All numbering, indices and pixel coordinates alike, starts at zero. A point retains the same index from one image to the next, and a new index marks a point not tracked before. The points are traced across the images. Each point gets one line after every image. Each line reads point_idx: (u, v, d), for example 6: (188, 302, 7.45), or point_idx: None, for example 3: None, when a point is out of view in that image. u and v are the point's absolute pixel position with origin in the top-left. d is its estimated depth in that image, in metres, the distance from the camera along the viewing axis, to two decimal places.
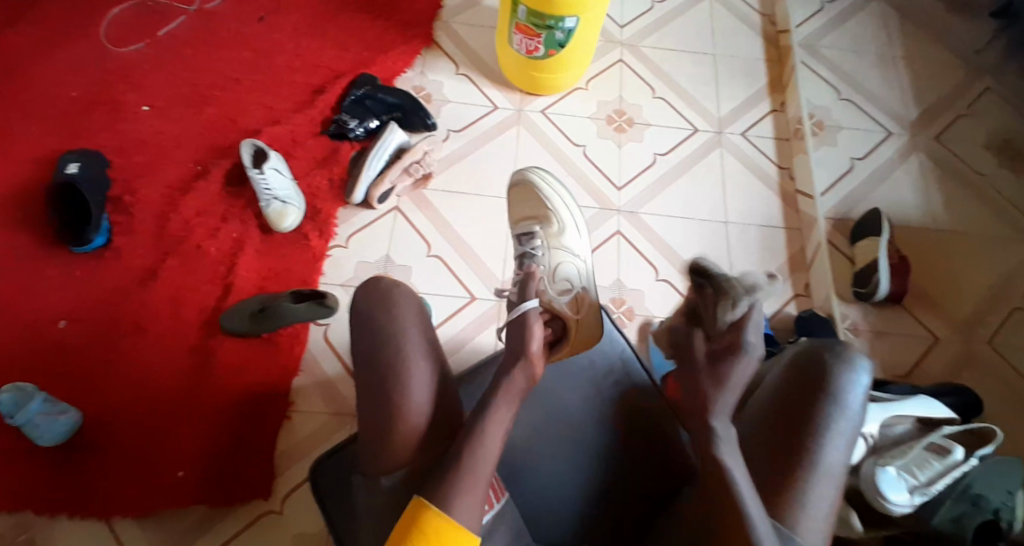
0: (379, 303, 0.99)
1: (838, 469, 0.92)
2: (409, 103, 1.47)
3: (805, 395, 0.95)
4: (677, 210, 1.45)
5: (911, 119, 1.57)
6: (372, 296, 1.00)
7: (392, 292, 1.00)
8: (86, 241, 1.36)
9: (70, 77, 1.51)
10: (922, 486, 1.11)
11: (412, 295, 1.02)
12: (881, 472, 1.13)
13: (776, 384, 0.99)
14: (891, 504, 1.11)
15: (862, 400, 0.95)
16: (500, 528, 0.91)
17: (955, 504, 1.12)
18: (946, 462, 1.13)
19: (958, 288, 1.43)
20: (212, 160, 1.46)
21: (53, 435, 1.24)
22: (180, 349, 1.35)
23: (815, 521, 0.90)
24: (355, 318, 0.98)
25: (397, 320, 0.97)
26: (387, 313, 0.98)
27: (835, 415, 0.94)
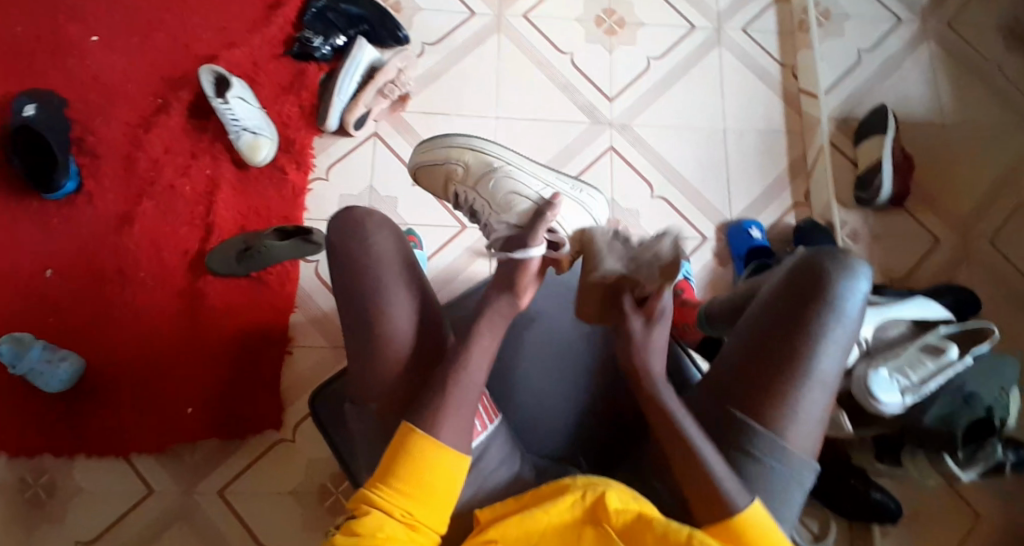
0: (350, 235, 0.91)
1: (831, 378, 0.87)
2: (376, 15, 1.36)
3: (802, 303, 0.88)
4: (672, 119, 1.37)
5: (921, 4, 1.45)
6: (340, 224, 0.92)
7: (366, 220, 0.92)
8: (55, 188, 1.30)
9: (7, 8, 1.38)
10: (913, 387, 1.14)
11: (386, 221, 0.94)
12: (873, 374, 1.15)
13: (771, 292, 0.92)
14: (882, 404, 1.14)
15: (859, 307, 0.89)
16: (492, 448, 0.87)
17: (945, 404, 1.15)
18: (940, 361, 1.14)
19: (961, 186, 1.37)
20: (171, 92, 1.36)
21: (58, 383, 1.25)
22: (171, 293, 1.33)
23: (805, 429, 0.87)
24: (331, 252, 0.91)
25: (370, 251, 0.90)
26: (362, 246, 0.90)
27: (831, 324, 0.87)
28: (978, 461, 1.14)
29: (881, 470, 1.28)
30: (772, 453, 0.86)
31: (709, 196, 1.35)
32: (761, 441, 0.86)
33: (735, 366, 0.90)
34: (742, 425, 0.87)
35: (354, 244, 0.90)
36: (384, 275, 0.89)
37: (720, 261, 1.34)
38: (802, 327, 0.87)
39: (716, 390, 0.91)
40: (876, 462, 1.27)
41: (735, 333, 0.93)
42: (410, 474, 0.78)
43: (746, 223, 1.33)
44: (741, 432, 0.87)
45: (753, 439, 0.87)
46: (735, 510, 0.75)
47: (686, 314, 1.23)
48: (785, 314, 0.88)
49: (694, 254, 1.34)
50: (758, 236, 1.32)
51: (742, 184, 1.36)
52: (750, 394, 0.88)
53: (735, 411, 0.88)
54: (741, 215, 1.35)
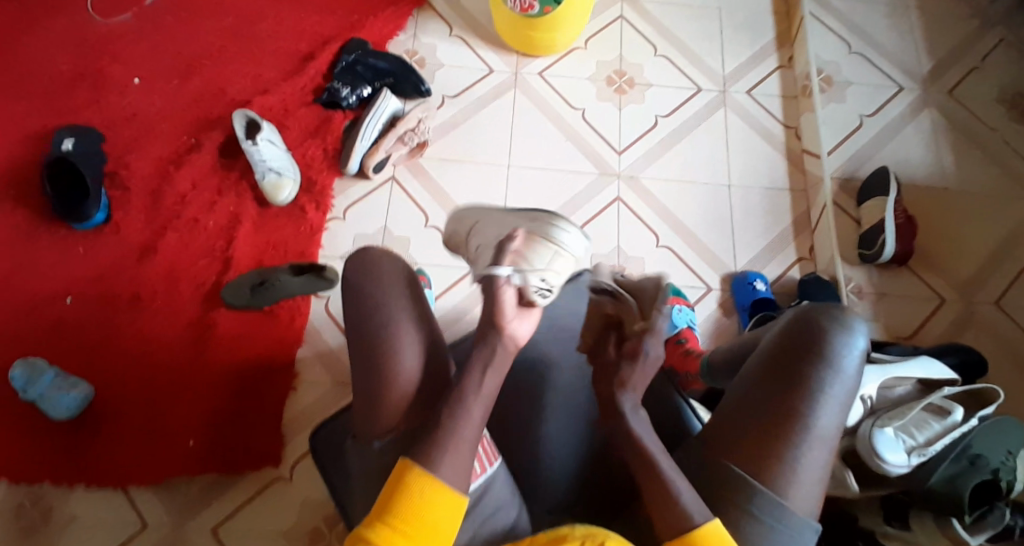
0: (365, 275, 0.94)
1: (830, 435, 0.86)
2: (400, 69, 1.43)
3: (800, 360, 0.89)
4: (678, 174, 1.42)
5: (923, 73, 1.50)
6: (355, 268, 0.95)
7: (378, 261, 0.95)
8: (85, 217, 1.36)
9: (59, 52, 1.49)
10: (919, 447, 1.07)
11: (402, 266, 0.97)
12: (878, 433, 1.09)
13: (767, 348, 0.93)
14: (888, 464, 1.07)
15: (857, 365, 0.89)
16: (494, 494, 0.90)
17: (952, 465, 1.08)
18: (945, 422, 1.10)
19: (964, 248, 1.39)
20: (204, 133, 1.45)
21: (64, 409, 1.27)
22: (185, 323, 1.36)
23: (804, 487, 0.86)
24: (344, 291, 0.94)
25: (386, 292, 0.93)
26: (373, 285, 0.93)
27: (829, 379, 0.88)
28: (986, 526, 1.06)
29: (891, 536, 1.17)
30: (771, 510, 0.84)
31: (714, 248, 1.39)
32: (760, 498, 0.85)
33: (731, 421, 0.89)
34: (740, 482, 0.86)
35: (368, 285, 0.93)
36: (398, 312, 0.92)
37: (725, 312, 1.35)
38: (800, 383, 0.87)
39: (713, 443, 0.90)
40: (885, 527, 1.17)
41: (733, 388, 0.93)
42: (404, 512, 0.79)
43: (750, 275, 1.35)
44: (740, 487, 0.86)
45: (752, 495, 0.85)
46: (690, 527, 0.78)
47: (689, 362, 1.20)
48: (782, 370, 0.89)
49: (700, 305, 1.35)
50: (761, 289, 1.34)
51: (746, 239, 1.39)
52: (748, 449, 0.87)
53: (734, 465, 0.87)
54: (746, 267, 1.38)
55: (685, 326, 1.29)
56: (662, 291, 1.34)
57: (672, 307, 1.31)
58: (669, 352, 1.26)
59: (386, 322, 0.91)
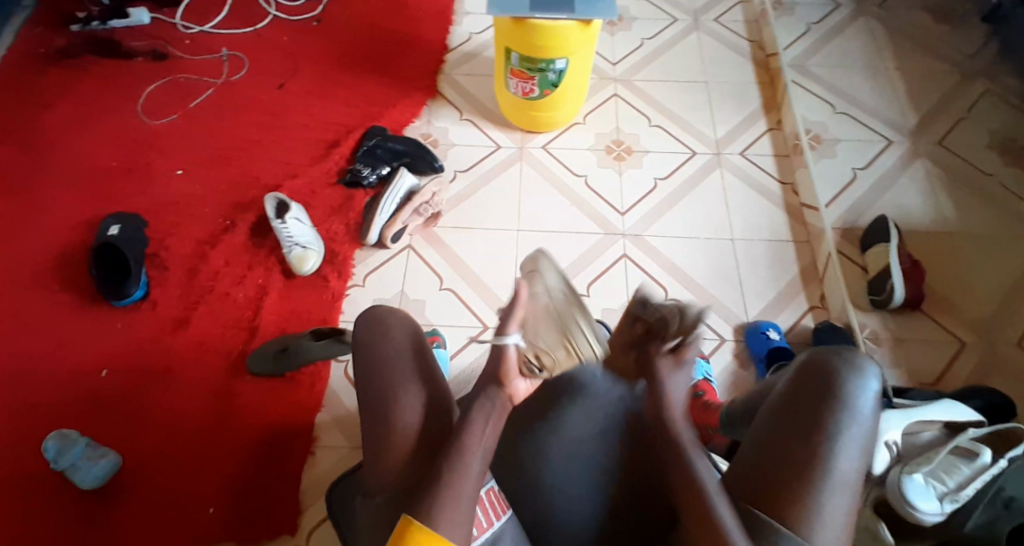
0: (373, 331, 0.98)
1: (851, 478, 0.82)
2: (415, 149, 1.57)
3: (811, 403, 0.87)
4: (680, 231, 1.48)
5: (910, 127, 1.58)
6: (366, 325, 0.99)
7: (386, 317, 0.99)
8: (125, 294, 1.45)
9: (111, 150, 1.65)
10: (951, 493, 1.02)
11: (410, 322, 1.00)
12: (907, 481, 1.05)
13: (780, 395, 0.90)
14: (920, 514, 1.03)
15: (873, 405, 0.86)
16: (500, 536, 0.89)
17: (987, 509, 1.01)
18: (974, 465, 1.04)
19: (975, 289, 1.40)
20: (238, 215, 1.56)
21: (92, 479, 1.29)
22: (211, 391, 1.40)
23: (831, 535, 0.81)
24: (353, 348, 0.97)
25: (389, 337, 0.96)
26: (379, 340, 0.96)
27: (844, 420, 0.85)
28: None
29: None
30: None
31: (723, 299, 1.42)
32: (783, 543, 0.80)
33: (746, 467, 0.87)
34: (756, 527, 0.82)
35: (382, 343, 0.96)
36: (410, 368, 0.94)
37: (740, 363, 1.36)
38: (815, 425, 0.85)
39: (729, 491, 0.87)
40: None
41: (747, 439, 0.90)
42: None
43: (760, 325, 1.37)
44: (761, 533, 0.82)
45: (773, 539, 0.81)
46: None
47: (710, 416, 1.18)
48: (796, 413, 0.86)
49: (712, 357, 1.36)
50: (775, 337, 1.35)
51: (754, 289, 1.43)
52: (764, 496, 0.84)
53: (751, 511, 0.83)
54: (757, 317, 1.40)
55: (703, 379, 1.28)
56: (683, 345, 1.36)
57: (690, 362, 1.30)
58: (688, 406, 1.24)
59: (391, 366, 0.94)
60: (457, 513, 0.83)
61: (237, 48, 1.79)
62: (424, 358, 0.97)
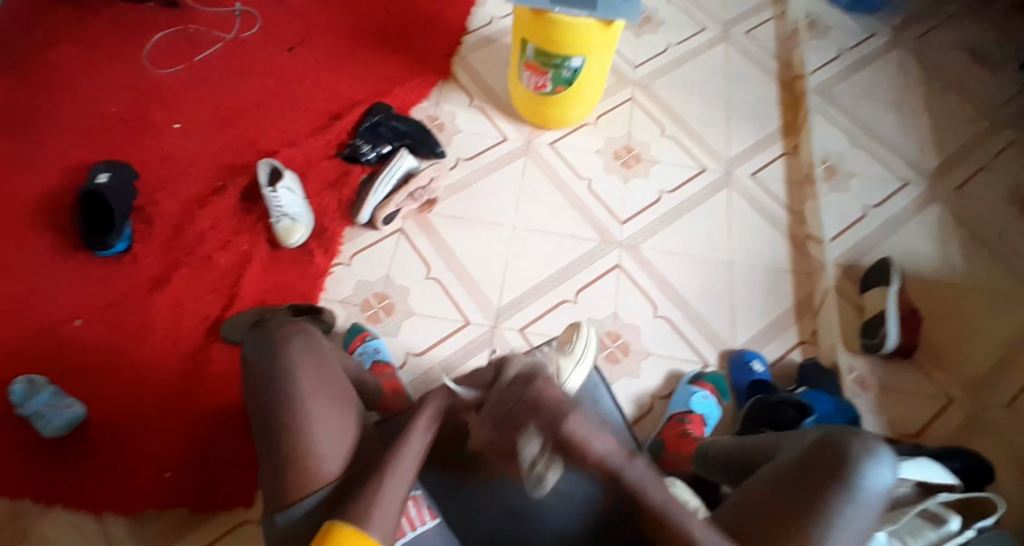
0: (270, 350, 0.99)
1: None
2: (420, 132, 1.52)
3: (817, 481, 0.86)
4: (678, 248, 1.44)
5: (929, 169, 1.52)
6: (261, 344, 1.00)
7: (281, 336, 1.00)
8: (106, 245, 1.42)
9: (111, 95, 1.61)
10: None
11: (304, 335, 1.02)
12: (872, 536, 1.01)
13: (786, 464, 0.90)
14: None
15: (880, 494, 0.86)
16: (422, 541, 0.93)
17: None
18: (939, 532, 1.03)
19: (972, 346, 1.35)
20: (231, 178, 1.52)
21: (57, 427, 1.28)
22: (182, 355, 1.38)
23: None
24: (249, 367, 0.99)
25: (287, 354, 0.98)
26: (279, 358, 0.98)
27: (846, 506, 0.84)
28: None
29: None
30: None
31: (713, 323, 1.38)
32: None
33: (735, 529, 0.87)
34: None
35: (277, 359, 0.98)
36: (306, 381, 0.96)
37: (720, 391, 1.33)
38: (815, 504, 0.85)
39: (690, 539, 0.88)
40: None
41: (742, 490, 0.92)
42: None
43: (747, 354, 1.33)
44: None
45: None
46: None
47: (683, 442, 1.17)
48: (800, 488, 0.86)
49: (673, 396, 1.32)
50: (759, 369, 1.32)
51: (746, 317, 1.39)
52: None
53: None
54: (744, 345, 1.36)
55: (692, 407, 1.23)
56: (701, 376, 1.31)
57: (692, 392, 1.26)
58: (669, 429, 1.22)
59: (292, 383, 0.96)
60: (384, 515, 0.88)
61: (251, 5, 1.74)
62: (322, 371, 0.99)
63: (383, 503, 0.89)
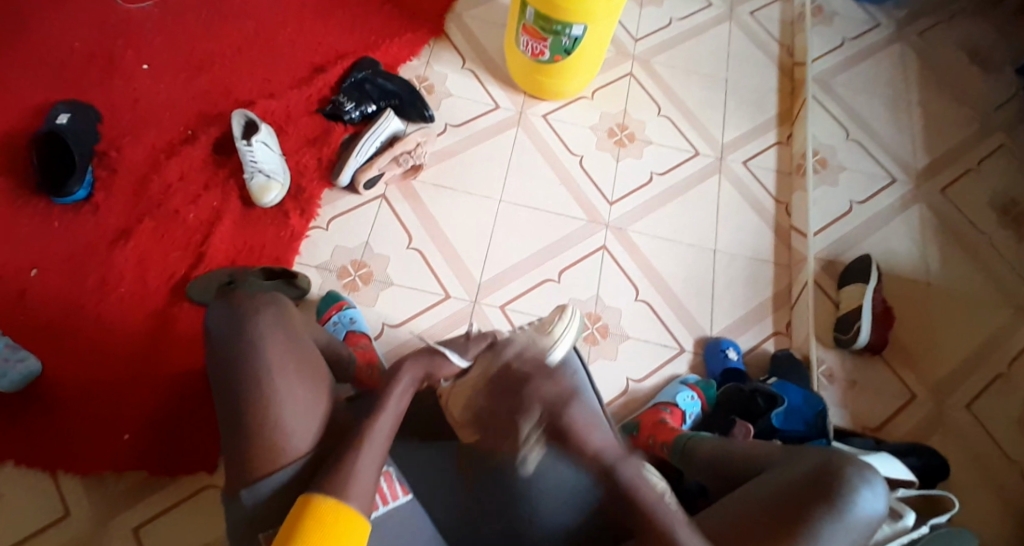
0: (238, 319, 0.92)
1: None
2: (407, 93, 1.45)
3: (811, 499, 0.88)
4: (665, 233, 1.42)
5: (917, 169, 1.53)
6: (224, 316, 0.93)
7: (246, 305, 0.93)
8: (67, 192, 1.34)
9: (75, 28, 1.49)
10: None
11: (272, 305, 0.95)
12: None
13: (782, 481, 0.92)
14: None
15: (870, 521, 0.88)
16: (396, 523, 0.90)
17: None
18: (896, 526, 1.03)
19: (940, 348, 1.38)
20: (203, 127, 1.44)
21: (11, 381, 1.21)
22: (145, 312, 1.32)
23: None
24: (212, 337, 0.93)
25: (255, 325, 0.92)
26: (244, 328, 0.91)
27: (837, 526, 0.86)
28: None
29: None
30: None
31: (694, 311, 1.37)
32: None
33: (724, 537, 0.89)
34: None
35: (242, 330, 0.91)
36: (274, 355, 0.90)
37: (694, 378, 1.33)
38: (806, 520, 0.86)
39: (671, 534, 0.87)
40: None
41: (734, 502, 0.93)
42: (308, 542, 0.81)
43: (722, 343, 1.33)
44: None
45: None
46: None
47: (660, 430, 1.17)
48: (793, 506, 0.88)
49: (646, 382, 1.31)
50: (734, 358, 1.32)
51: (725, 306, 1.39)
52: None
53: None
54: (720, 334, 1.36)
55: (673, 401, 1.24)
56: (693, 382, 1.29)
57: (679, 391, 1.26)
58: (650, 417, 1.22)
59: (256, 353, 0.90)
60: (363, 490, 0.85)
61: None
62: (295, 343, 0.94)
63: (360, 476, 0.86)
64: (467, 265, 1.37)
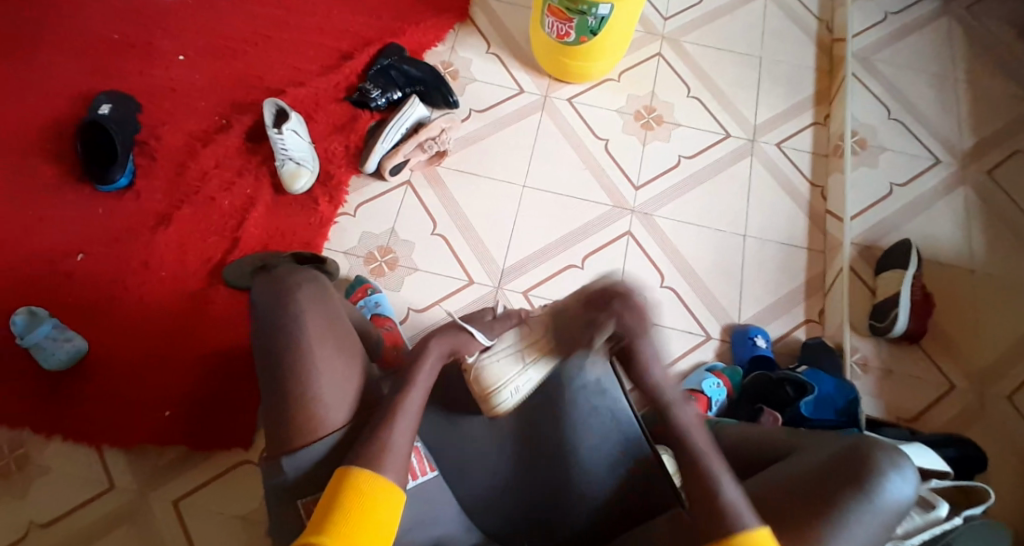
0: (282, 294, 0.98)
1: None
2: (431, 78, 1.45)
3: (838, 480, 0.86)
4: (693, 218, 1.39)
5: (964, 149, 1.45)
6: (270, 289, 0.99)
7: (292, 281, 1.00)
8: (109, 180, 1.39)
9: (115, 21, 1.54)
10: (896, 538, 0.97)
11: (316, 282, 1.01)
12: None
13: (809, 463, 0.90)
14: None
15: (899, 505, 0.85)
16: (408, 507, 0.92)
17: None
18: (928, 517, 0.99)
19: (983, 337, 1.31)
20: (236, 115, 1.48)
21: (58, 360, 1.28)
22: (182, 295, 1.37)
23: None
24: (256, 310, 0.98)
25: (297, 300, 0.98)
26: (287, 303, 0.97)
27: (865, 509, 0.84)
28: None
29: None
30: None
31: (722, 298, 1.35)
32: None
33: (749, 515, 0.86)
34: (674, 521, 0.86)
35: (287, 303, 0.97)
36: (313, 328, 0.96)
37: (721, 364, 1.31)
38: (834, 501, 0.84)
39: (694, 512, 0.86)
40: None
41: (759, 483, 0.91)
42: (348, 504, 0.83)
43: (751, 330, 1.31)
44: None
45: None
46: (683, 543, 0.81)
47: None
48: (819, 487, 0.86)
49: (673, 368, 1.29)
50: (762, 345, 1.29)
51: (754, 292, 1.35)
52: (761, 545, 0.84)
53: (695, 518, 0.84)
54: (749, 321, 1.33)
55: (697, 389, 1.22)
56: (719, 369, 1.28)
57: (704, 378, 1.24)
58: None
59: (297, 325, 0.96)
60: (396, 460, 0.88)
61: None
62: (333, 320, 0.99)
63: (393, 447, 0.88)
64: (491, 251, 1.37)
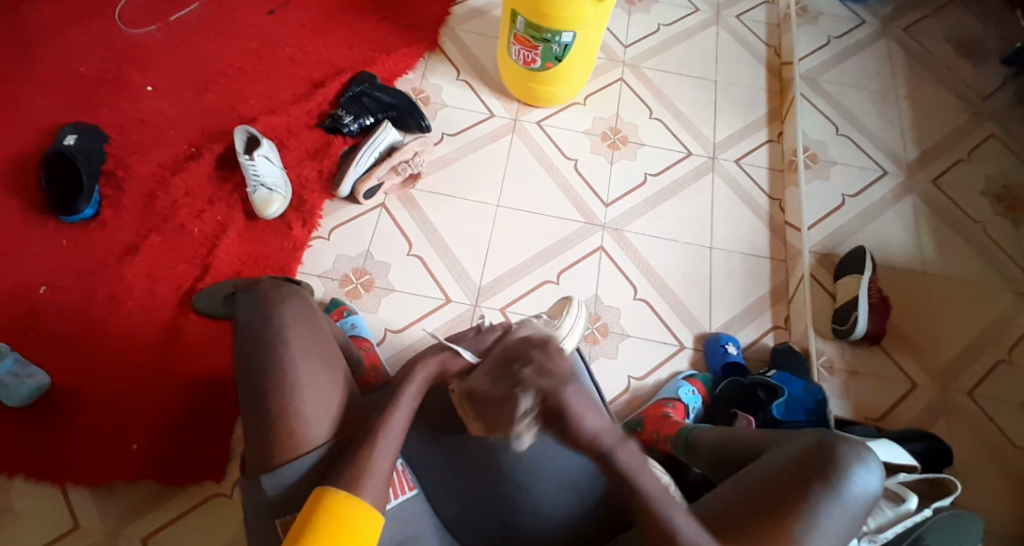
0: (267, 308, 0.96)
1: None
2: (404, 104, 1.48)
3: (807, 476, 0.89)
4: (661, 232, 1.44)
5: (909, 161, 1.55)
6: (254, 305, 0.97)
7: (275, 296, 0.98)
8: (75, 210, 1.37)
9: (81, 53, 1.54)
10: (870, 533, 1.02)
11: (301, 297, 1.00)
12: None
13: (780, 461, 0.92)
14: None
15: (865, 498, 0.89)
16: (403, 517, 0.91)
17: None
18: (899, 510, 1.03)
19: (939, 336, 1.38)
20: (206, 144, 1.48)
21: (21, 396, 1.23)
22: (153, 325, 1.34)
23: None
24: (241, 325, 0.96)
25: (282, 315, 0.96)
26: (271, 317, 0.95)
27: (833, 504, 0.87)
28: None
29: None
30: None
31: (693, 307, 1.39)
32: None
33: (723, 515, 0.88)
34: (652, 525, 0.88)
35: (272, 316, 0.95)
36: (297, 343, 0.94)
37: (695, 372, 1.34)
38: (801, 497, 0.87)
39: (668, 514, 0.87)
40: None
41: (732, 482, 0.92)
42: (329, 517, 0.83)
43: (722, 338, 1.35)
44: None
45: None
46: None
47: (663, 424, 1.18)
48: (791, 484, 0.89)
49: (650, 376, 1.33)
50: (733, 352, 1.33)
51: (724, 301, 1.40)
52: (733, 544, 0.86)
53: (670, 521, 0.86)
54: (719, 329, 1.38)
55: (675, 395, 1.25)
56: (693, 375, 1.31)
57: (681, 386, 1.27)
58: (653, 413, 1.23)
59: (282, 340, 0.94)
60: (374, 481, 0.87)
61: None
62: (317, 334, 0.97)
63: (379, 460, 0.87)
64: (466, 270, 1.39)
